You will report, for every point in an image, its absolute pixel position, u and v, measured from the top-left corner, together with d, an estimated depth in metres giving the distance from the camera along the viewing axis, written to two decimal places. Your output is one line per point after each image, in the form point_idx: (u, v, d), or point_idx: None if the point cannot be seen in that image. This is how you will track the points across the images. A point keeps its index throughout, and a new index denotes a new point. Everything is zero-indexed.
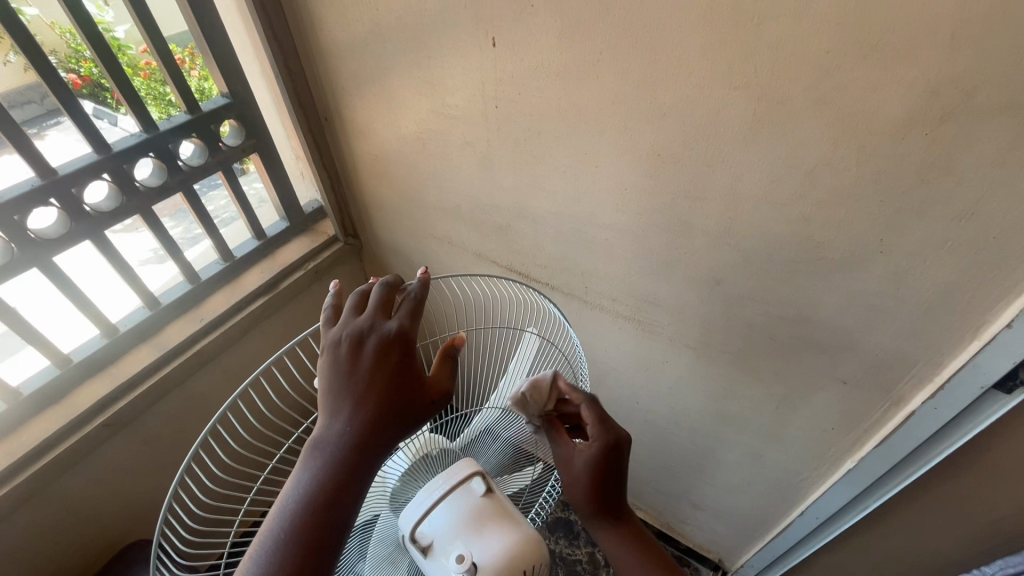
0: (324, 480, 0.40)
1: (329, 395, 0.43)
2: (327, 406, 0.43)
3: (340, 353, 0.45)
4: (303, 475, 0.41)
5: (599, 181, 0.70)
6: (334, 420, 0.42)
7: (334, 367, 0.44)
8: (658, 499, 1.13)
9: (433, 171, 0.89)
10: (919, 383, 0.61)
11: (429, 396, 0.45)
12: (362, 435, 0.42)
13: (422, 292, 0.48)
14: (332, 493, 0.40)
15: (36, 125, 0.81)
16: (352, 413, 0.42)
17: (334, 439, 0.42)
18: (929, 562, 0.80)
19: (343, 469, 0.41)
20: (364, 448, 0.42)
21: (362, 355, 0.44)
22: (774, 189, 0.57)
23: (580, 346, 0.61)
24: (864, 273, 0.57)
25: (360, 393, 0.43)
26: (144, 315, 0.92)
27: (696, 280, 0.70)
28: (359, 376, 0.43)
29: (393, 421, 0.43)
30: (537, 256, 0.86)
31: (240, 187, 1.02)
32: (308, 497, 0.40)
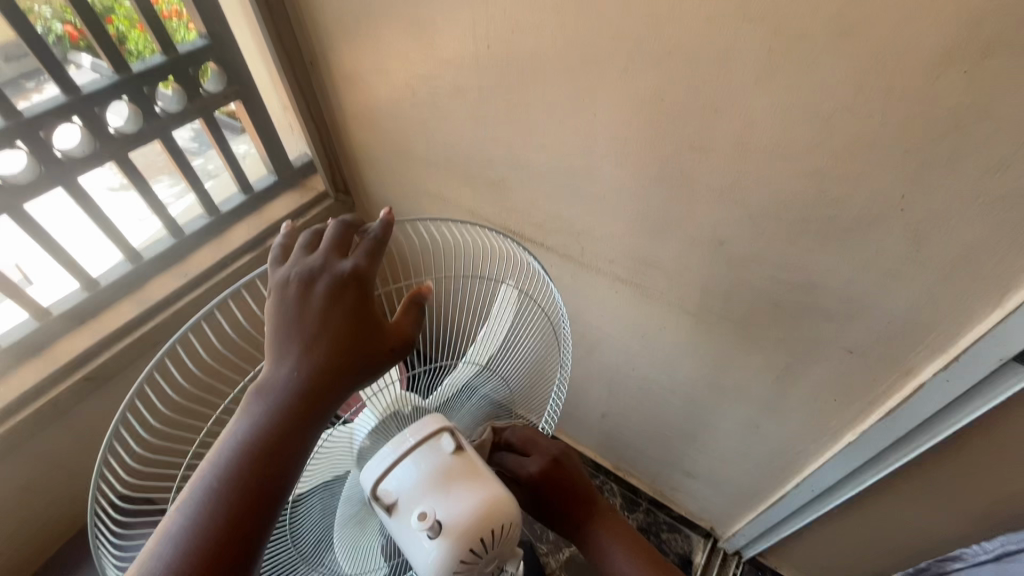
0: (266, 427, 0.37)
1: (277, 338, 0.41)
2: (274, 350, 0.40)
3: (290, 294, 0.42)
4: (246, 421, 0.38)
5: (597, 132, 0.65)
6: (281, 363, 0.40)
7: (284, 307, 0.41)
8: (652, 467, 1.11)
9: (424, 122, 0.84)
10: (930, 354, 0.58)
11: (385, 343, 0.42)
12: (309, 380, 0.39)
13: (382, 233, 0.45)
14: (276, 440, 0.37)
15: (30, 78, 0.76)
16: (300, 357, 0.40)
17: (279, 384, 0.39)
18: (925, 537, 0.79)
19: (288, 416, 0.38)
20: (311, 394, 0.39)
21: (313, 295, 0.41)
22: (788, 140, 0.52)
23: (561, 300, 0.58)
24: (881, 233, 0.52)
25: (309, 336, 0.40)
26: (127, 269, 0.89)
27: (698, 241, 0.66)
28: (309, 318, 0.41)
29: (342, 367, 0.40)
30: (531, 215, 0.82)
31: (224, 138, 0.98)
32: (249, 444, 0.37)
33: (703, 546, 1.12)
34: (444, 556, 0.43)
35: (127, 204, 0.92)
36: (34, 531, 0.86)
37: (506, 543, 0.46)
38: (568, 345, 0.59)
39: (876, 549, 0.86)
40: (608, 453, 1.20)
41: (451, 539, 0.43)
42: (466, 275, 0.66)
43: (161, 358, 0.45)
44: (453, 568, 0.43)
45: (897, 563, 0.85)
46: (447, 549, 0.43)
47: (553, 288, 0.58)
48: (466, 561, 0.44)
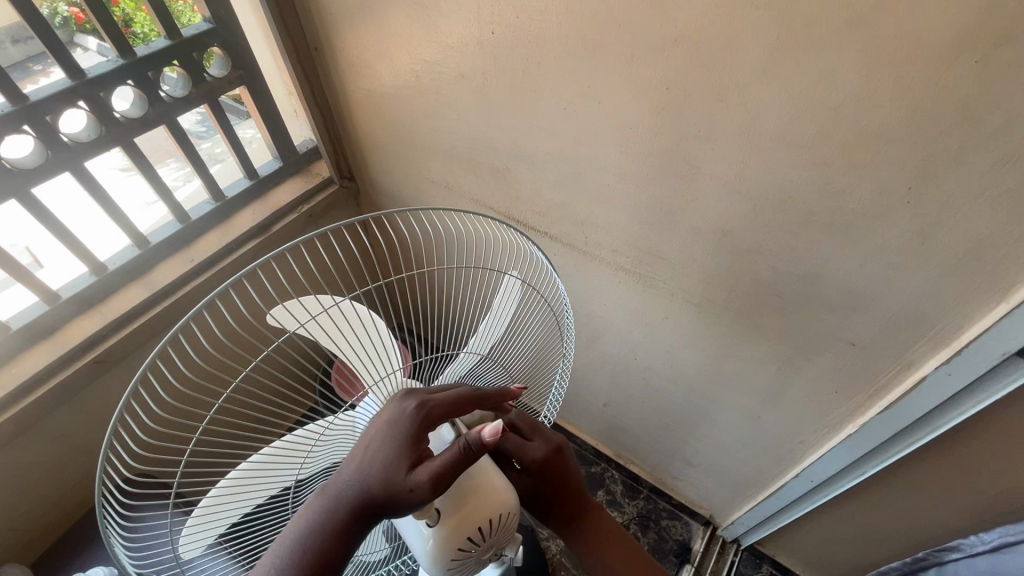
0: (330, 531, 0.41)
1: (363, 456, 0.43)
2: (354, 461, 0.43)
3: (391, 424, 0.43)
4: (313, 516, 0.42)
5: (601, 121, 0.64)
6: (351, 476, 0.42)
7: (375, 432, 0.43)
8: (652, 455, 1.12)
9: (428, 109, 0.84)
10: (933, 347, 0.58)
11: (438, 486, 0.40)
12: (374, 504, 0.42)
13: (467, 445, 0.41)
14: (337, 549, 0.41)
15: (36, 62, 0.77)
16: (365, 480, 0.42)
17: (342, 498, 0.42)
18: (923, 529, 0.79)
19: (341, 531, 0.42)
20: (371, 514, 0.42)
21: (402, 431, 0.43)
22: (794, 130, 0.51)
23: (566, 294, 0.57)
24: (886, 226, 0.52)
25: (382, 467, 0.42)
26: (133, 254, 0.90)
27: (701, 231, 0.66)
28: (389, 451, 0.42)
29: (400, 505, 0.41)
30: (535, 203, 0.82)
31: (229, 124, 0.98)
32: (314, 543, 0.41)
33: (702, 533, 1.13)
34: (441, 544, 0.44)
35: (132, 187, 0.93)
36: (47, 509, 0.88)
37: (501, 531, 0.48)
38: (571, 339, 0.59)
39: (873, 539, 0.87)
40: (609, 441, 1.21)
41: (450, 529, 0.45)
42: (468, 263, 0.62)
43: (157, 350, 0.44)
44: (450, 554, 0.45)
45: (895, 554, 0.86)
46: (445, 537, 0.44)
47: (558, 279, 0.56)
48: (462, 549, 0.46)
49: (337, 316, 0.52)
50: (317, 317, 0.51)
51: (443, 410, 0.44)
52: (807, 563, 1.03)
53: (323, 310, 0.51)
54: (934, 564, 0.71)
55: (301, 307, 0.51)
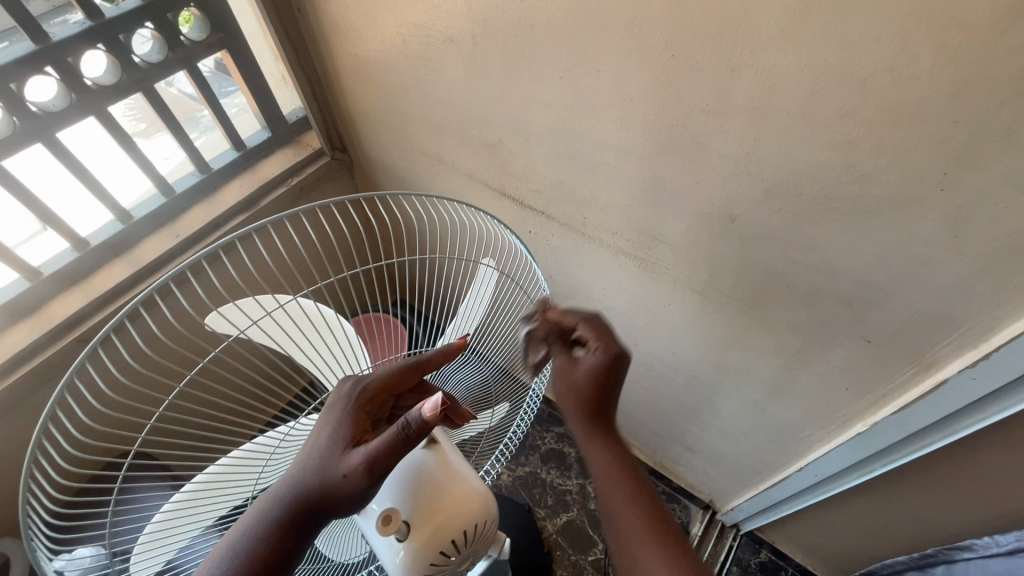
0: (274, 530, 0.38)
1: (311, 445, 0.41)
2: (303, 452, 0.41)
3: (339, 410, 0.43)
4: (264, 510, 0.39)
5: (600, 91, 0.58)
6: (295, 464, 0.41)
7: (320, 419, 0.43)
8: (652, 439, 1.10)
9: (417, 76, 0.78)
10: (958, 348, 0.52)
11: (370, 467, 0.38)
12: (321, 496, 0.38)
13: (409, 426, 0.37)
14: (280, 547, 0.38)
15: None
16: (305, 465, 0.40)
17: (283, 487, 0.39)
18: (934, 528, 0.75)
19: (281, 526, 0.38)
20: (318, 507, 0.39)
21: (340, 408, 0.43)
22: (816, 107, 0.45)
23: (544, 279, 0.56)
24: (916, 215, 0.46)
25: (321, 449, 0.40)
26: (118, 229, 0.87)
27: (709, 214, 0.60)
28: (331, 435, 0.41)
29: (334, 492, 0.38)
30: (531, 179, 0.76)
31: (211, 92, 0.93)
32: (262, 539, 0.38)
33: (701, 517, 1.12)
34: (411, 559, 0.42)
35: (109, 156, 0.87)
36: None
37: (479, 539, 0.46)
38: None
39: (880, 533, 0.83)
40: None
41: (420, 543, 0.42)
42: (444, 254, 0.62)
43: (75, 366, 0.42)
44: (422, 570, 0.42)
45: (900, 548, 0.83)
46: (414, 553, 0.42)
47: (536, 266, 0.56)
48: (437, 562, 0.43)
49: (280, 318, 0.50)
50: (260, 321, 0.50)
51: (379, 385, 0.44)
52: (809, 551, 1.01)
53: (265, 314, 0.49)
54: (942, 561, 0.68)
55: (239, 310, 0.49)
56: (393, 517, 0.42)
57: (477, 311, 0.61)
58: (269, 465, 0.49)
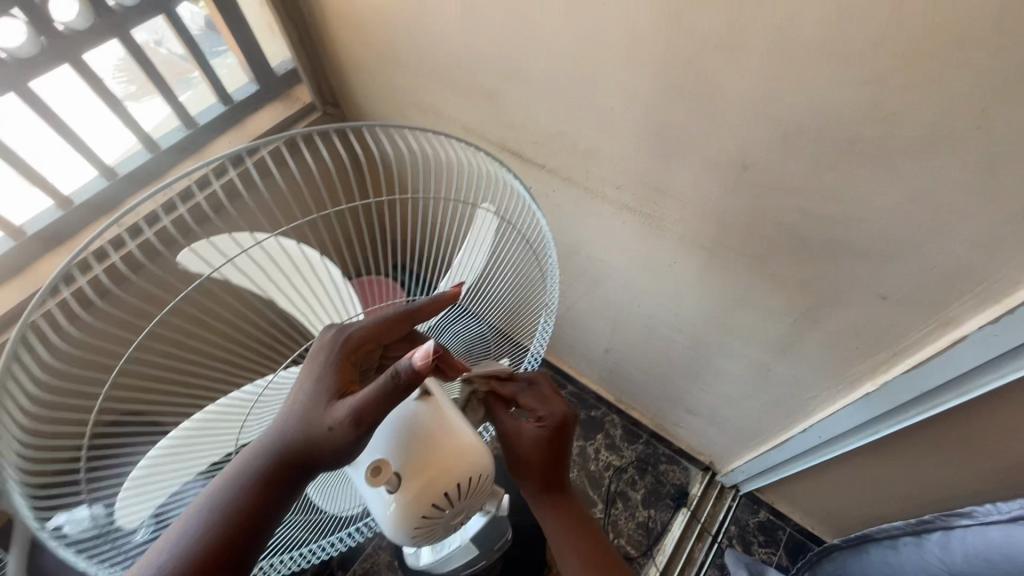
0: (257, 481, 0.37)
1: (294, 398, 0.39)
2: (287, 405, 0.39)
3: (321, 362, 0.41)
4: (249, 461, 0.37)
5: (604, 28, 0.54)
6: (279, 415, 0.39)
7: (303, 369, 0.41)
8: (653, 402, 1.09)
9: (408, 18, 0.72)
10: (979, 304, 0.50)
11: (356, 420, 0.36)
12: (306, 448, 0.37)
13: (400, 377, 0.35)
14: (264, 498, 0.37)
15: None
16: (289, 418, 0.38)
17: (266, 439, 0.38)
18: (934, 488, 0.75)
19: (266, 478, 0.37)
20: (303, 459, 0.37)
21: (323, 357, 0.41)
22: (843, 38, 0.41)
23: (547, 228, 0.53)
24: (945, 160, 0.43)
25: (305, 401, 0.39)
26: (101, 185, 0.83)
27: (719, 165, 0.57)
28: (313, 387, 0.39)
29: (319, 445, 0.37)
30: (531, 131, 0.72)
31: (192, 39, 0.88)
32: (245, 491, 0.36)
33: (700, 478, 1.12)
34: (403, 511, 0.41)
35: (88, 107, 0.82)
36: None
37: (475, 494, 0.44)
38: (554, 274, 0.56)
39: (881, 493, 0.83)
40: (610, 386, 1.17)
41: (411, 496, 0.40)
42: (440, 198, 0.59)
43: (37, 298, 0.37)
44: (415, 523, 0.41)
45: (900, 508, 0.83)
46: (405, 505, 0.40)
47: (538, 212, 0.53)
48: (429, 516, 0.41)
49: (260, 258, 0.47)
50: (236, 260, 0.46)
51: (365, 335, 0.42)
52: (806, 512, 1.01)
53: (243, 252, 0.46)
54: (941, 527, 0.67)
55: (215, 248, 0.46)
56: (383, 469, 0.39)
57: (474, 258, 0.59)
58: (253, 414, 0.48)
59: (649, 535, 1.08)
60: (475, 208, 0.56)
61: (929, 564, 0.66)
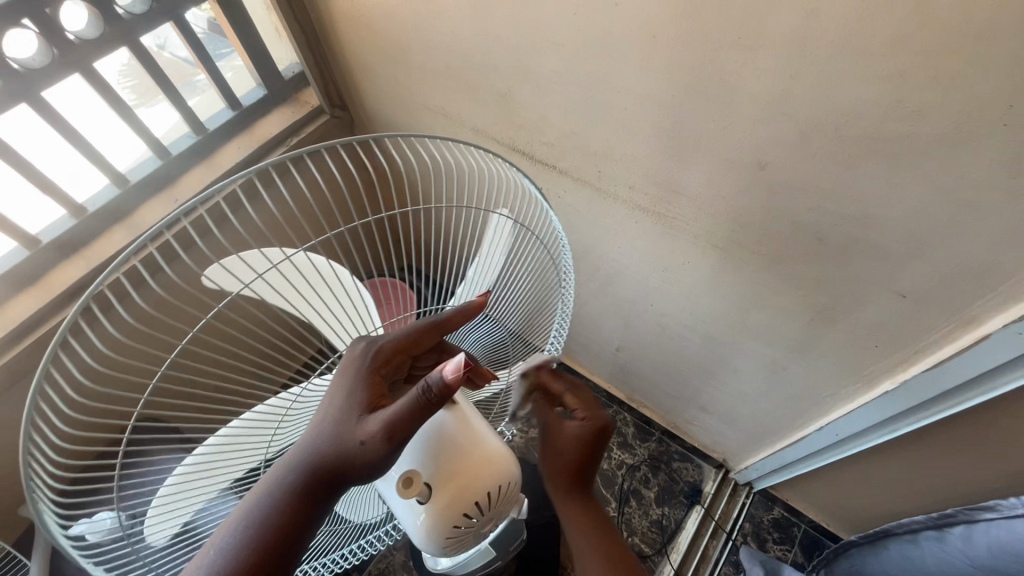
0: (292, 497, 0.37)
1: (326, 412, 0.39)
2: (320, 419, 0.39)
3: (352, 376, 0.41)
4: (283, 477, 0.37)
5: (618, 27, 0.53)
6: (309, 430, 0.39)
7: (333, 383, 0.41)
8: (666, 400, 1.08)
9: (418, 20, 0.72)
10: (1004, 301, 0.49)
11: (389, 434, 0.36)
12: (340, 464, 0.37)
13: (431, 390, 0.35)
14: (298, 514, 0.37)
15: None
16: (321, 433, 0.38)
17: (298, 454, 0.38)
18: (954, 485, 0.74)
19: (300, 494, 0.37)
20: (336, 475, 0.37)
21: (354, 371, 0.41)
22: (864, 35, 0.41)
23: (562, 227, 0.54)
24: (970, 157, 0.42)
25: (335, 416, 0.39)
26: (113, 194, 0.83)
27: (735, 163, 0.56)
28: (344, 401, 0.39)
29: (352, 460, 0.37)
30: (542, 132, 0.72)
31: (200, 45, 0.88)
32: (280, 507, 0.37)
33: (714, 475, 1.12)
34: (435, 521, 0.41)
35: (99, 116, 0.83)
36: None
37: (502, 502, 0.44)
38: (571, 273, 0.57)
39: (899, 490, 0.82)
40: (622, 385, 1.17)
41: (443, 506, 0.40)
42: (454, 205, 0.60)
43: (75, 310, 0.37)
44: (445, 533, 0.41)
45: (919, 505, 0.82)
46: (437, 515, 0.41)
47: (550, 211, 0.54)
48: (460, 526, 0.42)
49: (288, 271, 0.47)
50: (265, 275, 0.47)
51: (394, 347, 0.42)
52: (823, 509, 1.01)
53: (271, 266, 0.46)
54: (963, 522, 0.65)
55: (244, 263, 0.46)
56: (414, 480, 0.40)
57: (491, 263, 0.59)
58: (280, 429, 0.47)
59: (664, 533, 1.08)
60: (489, 213, 0.57)
61: (952, 561, 0.66)
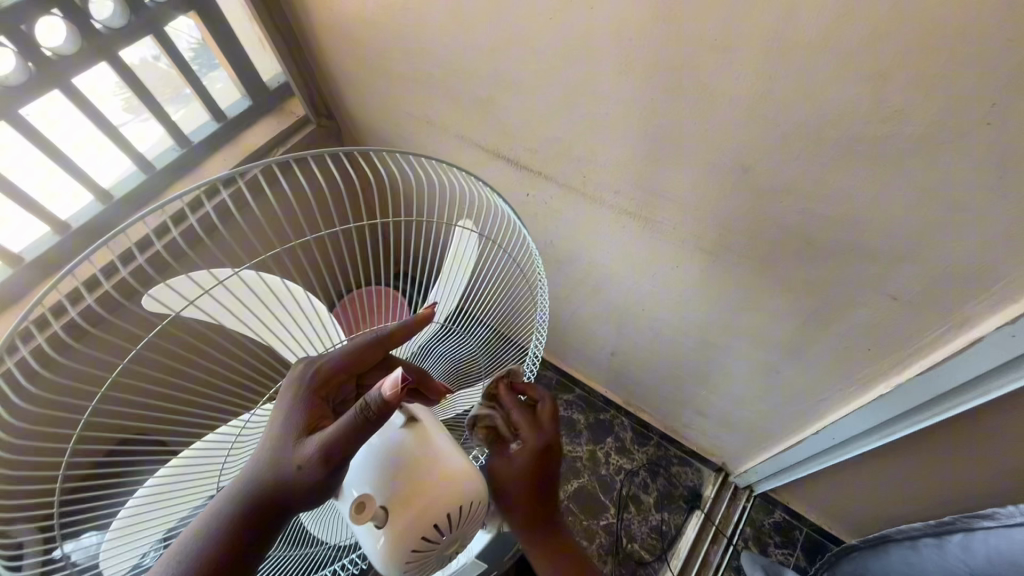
0: (232, 526, 0.35)
1: (268, 436, 0.38)
2: (263, 444, 0.38)
3: (295, 397, 0.40)
4: (225, 505, 0.36)
5: (594, 34, 0.53)
6: (253, 455, 0.38)
7: (275, 405, 0.40)
8: (661, 404, 1.07)
9: (397, 29, 0.71)
10: (996, 303, 0.48)
11: (327, 456, 0.35)
12: (282, 489, 0.36)
13: (371, 409, 0.35)
14: (238, 544, 0.35)
15: None
16: (263, 457, 0.37)
17: (237, 481, 0.36)
18: (953, 487, 0.73)
19: (243, 524, 0.35)
20: (279, 501, 0.36)
21: (295, 392, 0.40)
22: (842, 37, 0.40)
23: (532, 241, 0.52)
24: (954, 158, 0.41)
25: (275, 439, 0.37)
26: (98, 210, 0.82)
27: (718, 167, 0.55)
28: (286, 423, 0.38)
29: (291, 485, 0.36)
30: (525, 139, 0.71)
31: (181, 57, 0.87)
32: (219, 539, 0.35)
33: (713, 480, 1.10)
34: (391, 547, 0.39)
35: (79, 131, 0.81)
36: None
37: (466, 524, 0.43)
38: (545, 285, 0.55)
39: (898, 493, 0.81)
40: (618, 390, 1.16)
41: (399, 531, 0.39)
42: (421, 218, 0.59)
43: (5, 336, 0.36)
44: (404, 557, 0.40)
45: (919, 508, 0.81)
46: (394, 541, 0.39)
47: (523, 228, 0.52)
48: (418, 549, 0.40)
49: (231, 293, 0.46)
50: (198, 302, 0.45)
51: (336, 366, 0.41)
52: (823, 512, 0.99)
53: (205, 293, 0.45)
54: (960, 529, 0.64)
55: (191, 282, 0.44)
56: (367, 504, 0.39)
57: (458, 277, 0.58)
58: (235, 451, 0.47)
59: (663, 539, 1.06)
60: (452, 226, 0.56)
61: (950, 567, 0.64)
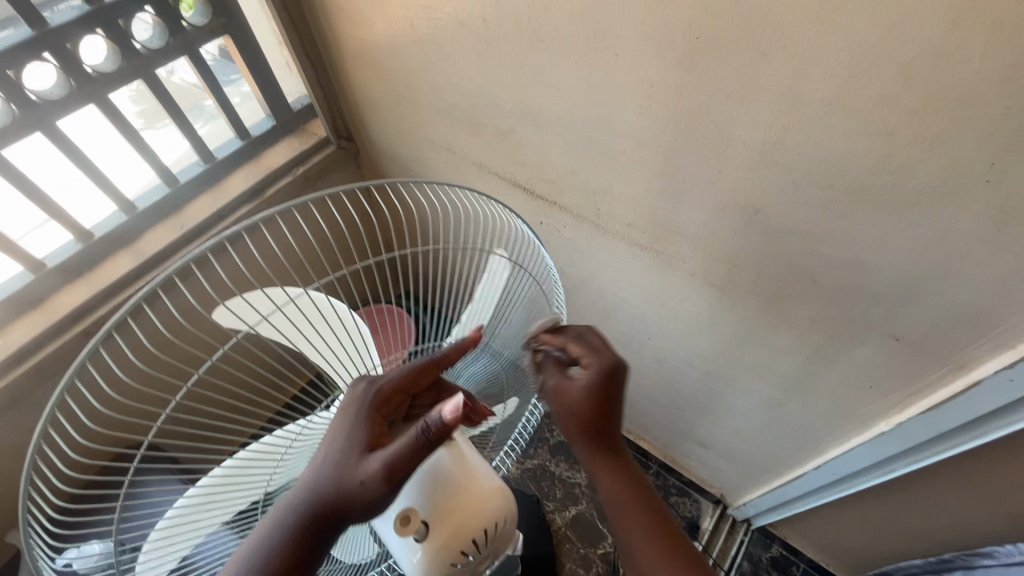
0: (296, 533, 0.38)
1: (331, 450, 0.40)
2: (325, 459, 0.40)
3: (357, 415, 0.42)
4: (289, 516, 0.38)
5: (618, 77, 0.56)
6: (313, 469, 0.40)
7: (334, 422, 0.42)
8: (664, 434, 1.08)
9: (426, 61, 0.75)
10: (994, 348, 0.50)
11: (389, 473, 0.37)
12: (342, 503, 0.38)
13: (434, 429, 0.36)
14: (298, 552, 0.38)
15: None
16: (324, 472, 0.39)
17: (298, 494, 0.39)
18: (953, 527, 0.74)
19: (305, 534, 0.38)
20: (337, 513, 0.38)
21: (356, 411, 0.42)
22: (854, 92, 0.43)
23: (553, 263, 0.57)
24: (955, 209, 0.44)
25: (336, 454, 0.40)
26: (120, 221, 0.84)
27: (732, 207, 0.57)
28: (346, 439, 0.40)
29: (351, 500, 0.38)
30: (544, 169, 0.74)
31: (212, 77, 0.91)
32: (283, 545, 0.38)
33: (712, 511, 1.10)
34: (430, 560, 0.40)
35: (108, 144, 0.84)
36: None
37: (499, 541, 0.43)
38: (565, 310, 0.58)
39: (898, 531, 0.82)
40: None
41: (438, 544, 0.40)
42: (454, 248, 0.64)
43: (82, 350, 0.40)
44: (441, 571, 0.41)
45: (919, 547, 0.81)
46: (432, 553, 0.40)
47: (545, 252, 0.57)
48: (456, 564, 0.41)
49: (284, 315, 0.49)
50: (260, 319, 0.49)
51: (396, 386, 0.43)
52: (822, 547, 0.99)
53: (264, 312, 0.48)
54: (961, 566, 0.65)
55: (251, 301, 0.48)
56: (411, 518, 0.41)
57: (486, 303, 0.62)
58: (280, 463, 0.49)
59: None
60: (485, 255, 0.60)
61: None
